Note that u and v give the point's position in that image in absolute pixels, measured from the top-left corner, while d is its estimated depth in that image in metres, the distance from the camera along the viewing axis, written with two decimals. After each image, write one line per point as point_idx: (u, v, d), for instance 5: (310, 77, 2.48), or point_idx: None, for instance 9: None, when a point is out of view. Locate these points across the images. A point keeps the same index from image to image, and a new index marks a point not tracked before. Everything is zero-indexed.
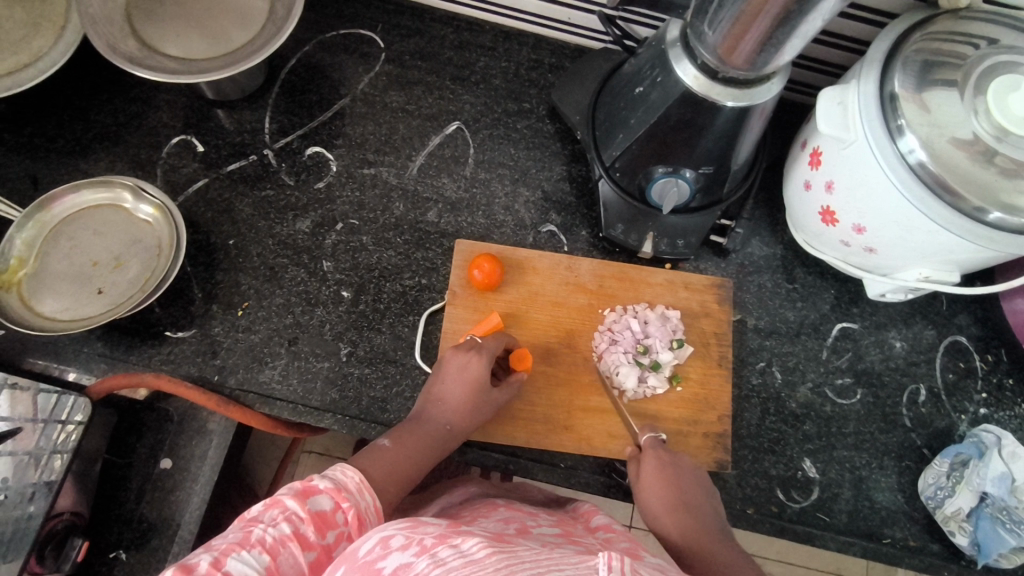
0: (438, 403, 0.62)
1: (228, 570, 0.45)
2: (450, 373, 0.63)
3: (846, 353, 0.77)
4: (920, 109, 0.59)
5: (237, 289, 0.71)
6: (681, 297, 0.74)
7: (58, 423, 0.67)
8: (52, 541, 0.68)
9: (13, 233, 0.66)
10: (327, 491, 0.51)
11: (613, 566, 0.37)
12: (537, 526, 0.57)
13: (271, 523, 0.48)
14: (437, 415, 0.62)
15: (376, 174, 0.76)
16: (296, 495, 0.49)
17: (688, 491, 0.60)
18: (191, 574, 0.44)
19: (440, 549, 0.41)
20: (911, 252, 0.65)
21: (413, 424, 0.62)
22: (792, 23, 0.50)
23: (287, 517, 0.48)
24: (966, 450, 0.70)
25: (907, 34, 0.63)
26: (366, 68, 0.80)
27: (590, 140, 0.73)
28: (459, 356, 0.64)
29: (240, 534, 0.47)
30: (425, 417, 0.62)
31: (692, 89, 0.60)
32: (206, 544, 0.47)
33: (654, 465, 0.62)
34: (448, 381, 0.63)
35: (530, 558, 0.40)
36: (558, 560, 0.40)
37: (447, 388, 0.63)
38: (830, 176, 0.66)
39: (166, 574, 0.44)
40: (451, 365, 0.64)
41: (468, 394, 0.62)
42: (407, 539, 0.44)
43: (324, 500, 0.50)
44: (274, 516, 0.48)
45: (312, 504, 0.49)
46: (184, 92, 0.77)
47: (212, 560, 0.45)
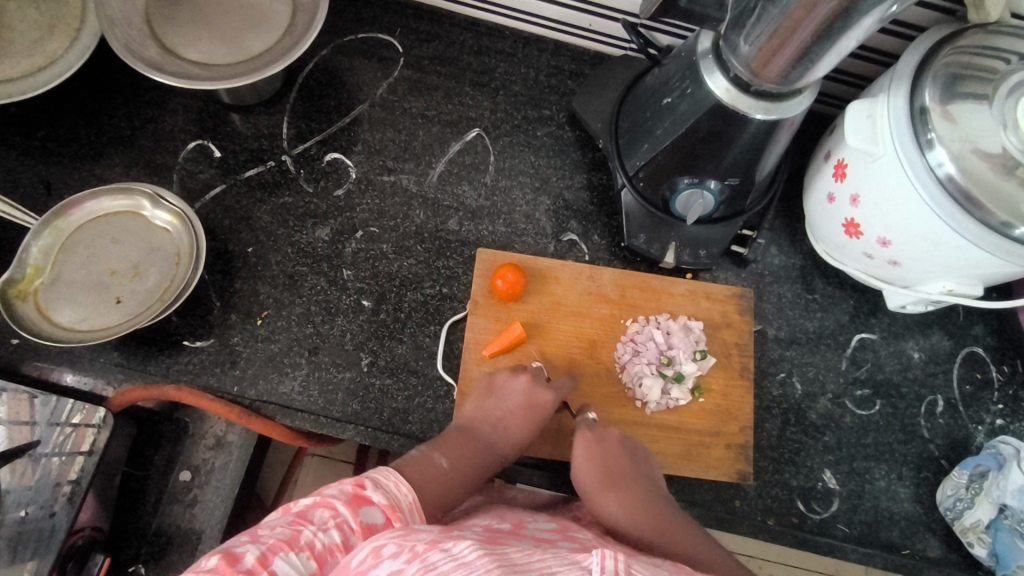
0: (500, 429, 0.63)
1: (275, 569, 0.45)
2: (521, 404, 0.64)
3: (865, 364, 0.77)
4: (948, 123, 0.59)
5: (257, 297, 0.70)
6: (702, 307, 0.74)
7: (57, 425, 0.66)
8: (74, 556, 0.67)
9: (29, 241, 0.64)
10: (381, 505, 0.51)
11: (606, 565, 0.39)
12: (533, 522, 0.58)
13: (321, 527, 0.48)
14: (497, 441, 0.63)
15: (396, 181, 0.75)
16: (349, 502, 0.49)
17: (624, 465, 0.63)
18: (237, 565, 0.44)
19: (431, 553, 0.41)
20: (936, 266, 0.65)
21: (467, 444, 0.62)
22: (832, 38, 0.49)
23: (338, 524, 0.48)
24: (984, 462, 0.70)
25: (936, 48, 0.62)
26: (384, 73, 0.79)
27: (614, 149, 0.73)
28: (535, 390, 0.64)
29: (289, 532, 0.47)
30: (480, 438, 0.62)
31: (722, 101, 0.59)
32: (251, 534, 0.47)
33: (585, 447, 0.63)
34: (519, 414, 0.63)
35: (524, 560, 0.41)
36: (551, 561, 0.41)
37: (516, 418, 0.63)
38: (855, 189, 0.66)
39: (213, 561, 0.44)
40: (523, 395, 0.64)
41: (526, 419, 0.63)
42: (398, 548, 0.43)
43: (376, 513, 0.50)
44: (326, 519, 0.48)
45: (364, 515, 0.49)
46: (200, 96, 0.76)
47: (260, 555, 0.45)
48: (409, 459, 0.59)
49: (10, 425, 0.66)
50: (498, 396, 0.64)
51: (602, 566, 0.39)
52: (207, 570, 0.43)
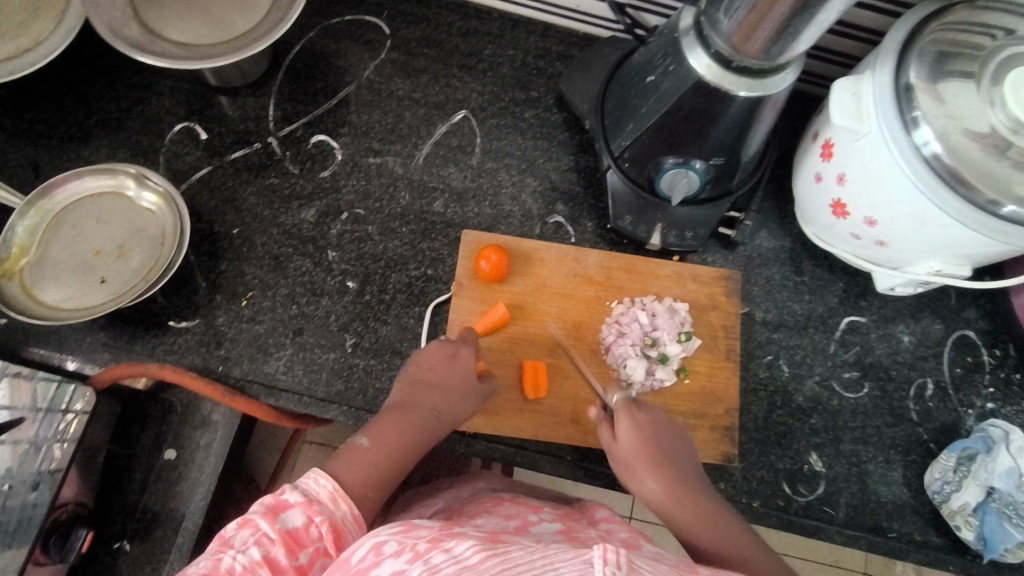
0: (424, 387, 0.61)
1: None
2: (434, 357, 0.63)
3: (854, 347, 0.76)
4: (935, 101, 0.58)
5: (242, 278, 0.70)
6: (688, 289, 0.74)
7: (58, 412, 0.67)
8: (57, 530, 0.68)
9: (14, 220, 0.65)
10: (297, 505, 0.50)
11: (608, 559, 0.35)
12: (537, 523, 0.56)
13: (241, 548, 0.48)
14: (426, 398, 0.61)
15: (381, 163, 0.75)
16: (266, 514, 0.49)
17: (669, 453, 0.60)
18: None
19: (433, 554, 0.40)
20: (923, 245, 0.64)
21: (395, 417, 0.60)
22: (810, 12, 0.49)
23: (257, 540, 0.48)
24: (972, 445, 0.70)
25: (922, 25, 0.61)
26: (371, 55, 0.79)
27: (599, 129, 0.72)
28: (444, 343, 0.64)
29: (210, 563, 0.48)
30: (409, 404, 0.60)
31: (705, 78, 0.59)
32: (182, 575, 0.47)
33: (633, 427, 0.60)
34: (432, 366, 0.62)
35: (525, 558, 0.38)
36: (551, 557, 0.38)
37: (434, 370, 0.62)
38: (841, 168, 0.66)
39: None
40: (435, 352, 0.63)
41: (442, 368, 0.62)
42: (400, 546, 0.42)
43: (295, 516, 0.50)
44: (245, 539, 0.48)
45: (282, 522, 0.49)
46: (187, 79, 0.76)
47: None
48: (339, 452, 0.58)
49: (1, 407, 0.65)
50: (416, 363, 0.63)
51: (604, 561, 0.35)
52: None
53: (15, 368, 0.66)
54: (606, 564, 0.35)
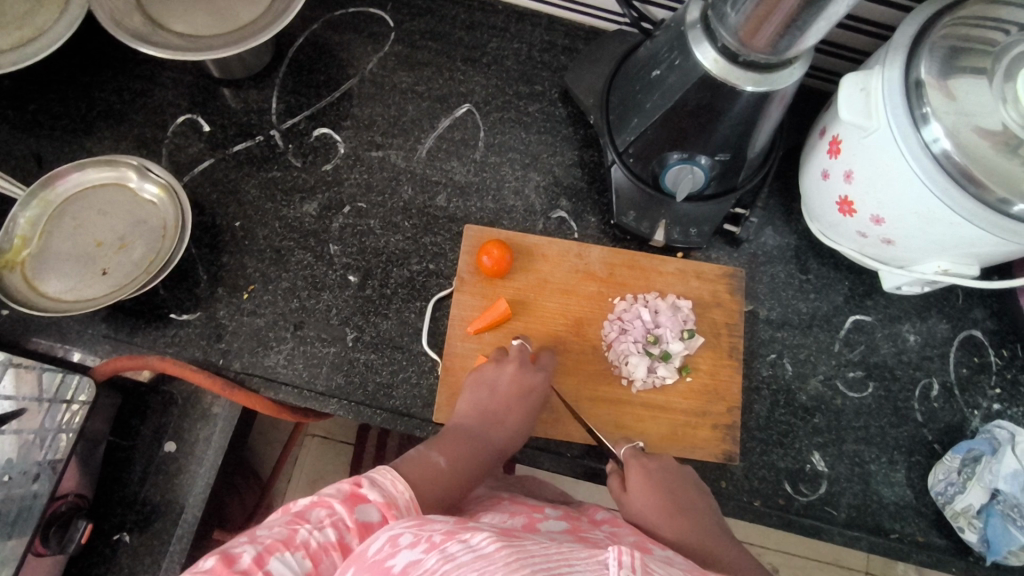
0: (494, 420, 0.62)
1: (270, 570, 0.45)
2: (511, 388, 0.63)
3: (858, 346, 0.76)
4: (945, 97, 0.57)
5: (243, 271, 0.70)
6: (692, 286, 0.73)
7: (63, 403, 0.67)
8: (57, 522, 0.68)
9: (16, 211, 0.65)
10: (376, 502, 0.50)
11: (623, 560, 0.36)
12: (544, 521, 0.57)
13: (316, 525, 0.47)
14: (494, 432, 0.62)
15: (384, 157, 0.75)
16: (345, 500, 0.49)
17: (683, 496, 0.59)
18: (233, 566, 0.44)
19: (449, 544, 0.40)
20: (931, 244, 0.63)
21: (466, 443, 0.60)
22: (818, 5, 0.48)
23: (334, 522, 0.47)
24: (978, 446, 0.69)
25: (934, 19, 0.60)
26: (375, 48, 0.79)
27: (604, 125, 0.72)
28: (522, 372, 0.64)
29: (285, 531, 0.47)
30: (478, 433, 0.62)
31: (711, 72, 0.58)
32: (250, 535, 0.47)
33: (642, 475, 0.60)
34: (506, 395, 0.63)
35: (541, 552, 0.39)
36: (568, 555, 0.38)
37: (509, 406, 0.63)
38: (849, 165, 0.65)
39: (210, 563, 0.44)
40: (507, 380, 0.63)
41: (515, 401, 0.63)
42: (415, 537, 0.42)
43: (372, 511, 0.49)
44: (321, 518, 0.48)
45: (360, 513, 0.48)
46: (190, 70, 0.76)
47: (255, 555, 0.45)
48: (411, 461, 0.58)
49: (12, 397, 0.66)
50: (489, 386, 0.63)
51: (619, 563, 0.36)
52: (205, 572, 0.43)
53: (20, 359, 0.67)
54: (620, 566, 0.35)
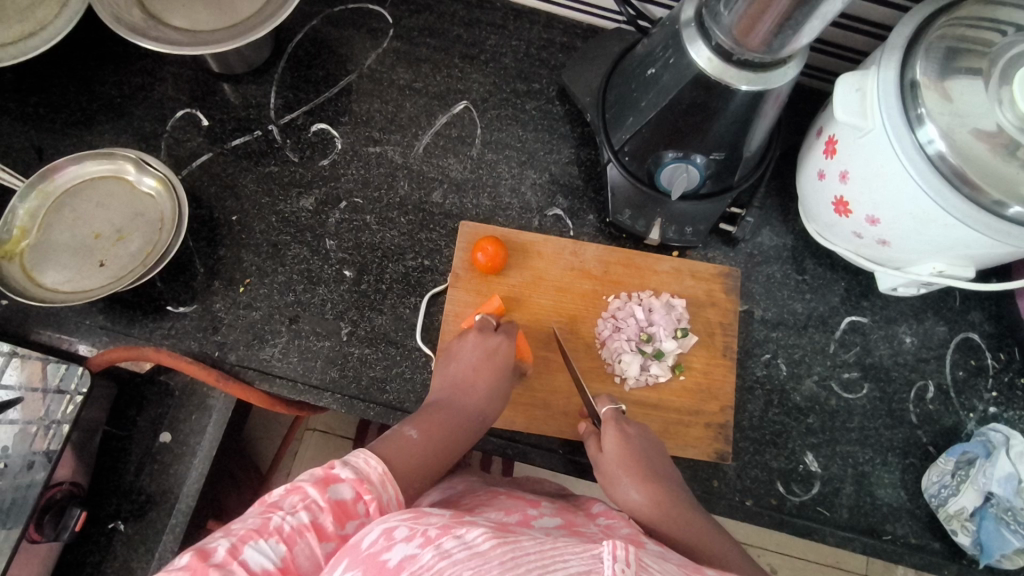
0: (466, 391, 0.62)
1: (245, 559, 0.45)
2: (477, 358, 0.64)
3: (854, 347, 0.75)
4: (941, 98, 0.57)
5: (239, 265, 0.70)
6: (687, 285, 0.73)
7: (65, 394, 0.68)
8: (51, 508, 0.69)
9: (16, 203, 0.66)
10: (349, 480, 0.49)
11: (617, 555, 0.37)
12: (538, 517, 0.56)
13: (290, 510, 0.47)
14: (469, 403, 0.62)
15: (381, 153, 0.75)
16: (317, 483, 0.48)
17: (655, 462, 0.60)
18: (209, 560, 0.44)
19: (445, 540, 0.40)
20: (925, 245, 0.63)
21: (438, 416, 0.60)
22: (811, 3, 0.48)
23: (307, 505, 0.47)
24: (972, 449, 0.69)
25: (932, 19, 0.60)
26: (374, 44, 0.79)
27: (600, 122, 0.72)
28: (488, 340, 0.65)
29: (259, 520, 0.47)
30: (452, 405, 0.61)
31: (705, 71, 0.58)
32: (224, 528, 0.47)
33: (620, 440, 0.60)
34: (478, 363, 0.64)
35: (536, 548, 0.39)
36: (562, 550, 0.39)
37: (477, 374, 0.63)
38: (844, 165, 0.65)
39: (185, 559, 0.44)
40: (478, 349, 0.64)
41: (486, 367, 0.63)
42: (411, 531, 0.42)
43: (345, 489, 0.48)
44: (294, 503, 0.47)
45: (333, 493, 0.48)
46: (190, 65, 0.76)
47: (231, 546, 0.45)
48: (383, 439, 0.57)
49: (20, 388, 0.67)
50: (457, 362, 0.64)
51: (614, 556, 0.37)
52: (180, 568, 0.44)
53: (24, 350, 0.68)
54: (614, 560, 0.36)
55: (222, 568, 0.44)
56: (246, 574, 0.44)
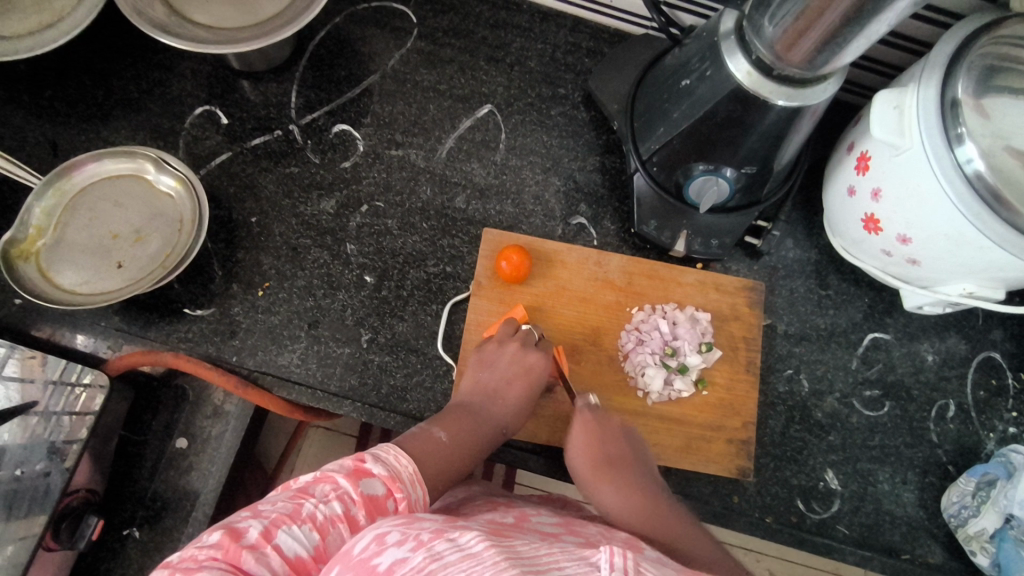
0: (499, 400, 0.62)
1: (278, 544, 0.44)
2: (514, 369, 0.63)
3: (876, 364, 0.75)
4: (981, 117, 0.56)
5: (259, 268, 0.69)
6: (711, 298, 0.72)
7: (67, 386, 0.66)
8: (68, 516, 0.68)
9: (32, 201, 0.64)
10: (381, 477, 0.49)
11: (615, 562, 0.37)
12: (537, 521, 0.54)
13: (322, 499, 0.46)
14: (498, 411, 0.62)
15: (403, 156, 0.74)
16: (349, 475, 0.48)
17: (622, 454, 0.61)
18: (240, 540, 0.43)
19: (437, 542, 0.38)
20: (957, 266, 0.62)
21: (468, 420, 0.60)
22: (861, 21, 0.46)
23: (339, 496, 0.46)
24: (992, 470, 0.68)
25: (973, 38, 0.59)
26: (397, 44, 0.77)
27: (628, 131, 0.70)
28: (528, 355, 0.64)
29: (291, 505, 0.46)
30: (482, 410, 0.61)
31: (743, 85, 0.57)
32: (253, 510, 0.46)
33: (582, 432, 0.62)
34: (513, 375, 0.63)
35: (532, 553, 0.39)
36: (558, 555, 0.39)
37: (513, 385, 0.62)
38: (877, 183, 0.64)
39: (215, 537, 0.43)
40: (515, 362, 0.63)
41: (520, 381, 0.62)
42: (403, 535, 0.40)
43: (377, 485, 0.48)
44: (327, 492, 0.47)
45: (365, 487, 0.47)
46: (210, 61, 0.74)
47: (263, 529, 0.44)
48: (411, 435, 0.56)
49: (18, 380, 0.67)
50: (492, 367, 0.63)
51: (611, 566, 0.36)
52: (211, 546, 0.42)
53: (25, 347, 0.67)
54: (610, 568, 0.36)
55: (255, 550, 0.43)
56: (280, 560, 0.43)
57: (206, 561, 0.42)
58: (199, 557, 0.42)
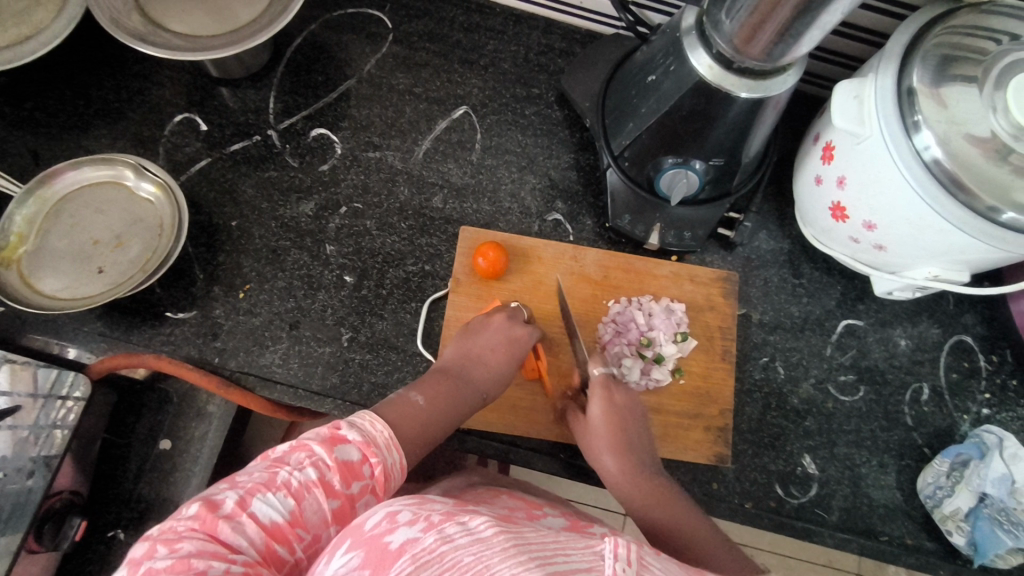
0: (481, 366, 0.63)
1: (253, 511, 0.44)
2: (499, 338, 0.64)
3: (850, 350, 0.76)
4: (937, 105, 0.57)
5: (239, 270, 0.70)
6: (686, 290, 0.74)
7: (57, 399, 0.68)
8: (51, 518, 0.69)
9: (13, 209, 0.65)
10: (356, 442, 0.49)
11: (619, 554, 0.36)
12: (545, 516, 0.54)
13: (297, 467, 0.47)
14: (479, 378, 0.63)
15: (381, 158, 0.75)
16: (324, 442, 0.48)
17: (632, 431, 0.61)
18: (216, 511, 0.44)
19: (448, 525, 0.39)
20: (921, 250, 0.64)
21: (448, 385, 0.60)
22: (812, 14, 0.48)
23: (313, 462, 0.47)
24: (966, 450, 0.70)
25: (927, 29, 0.61)
26: (373, 49, 0.79)
27: (600, 128, 0.72)
28: (513, 327, 0.65)
29: (266, 475, 0.46)
30: (463, 376, 0.62)
31: (705, 79, 0.58)
32: (230, 482, 0.46)
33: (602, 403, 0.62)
34: (499, 343, 0.64)
35: (537, 539, 0.39)
36: (565, 545, 0.39)
37: (496, 353, 0.64)
38: (842, 171, 0.65)
39: (193, 509, 0.44)
40: (501, 332, 0.65)
41: (505, 350, 0.64)
42: (414, 515, 0.41)
43: (352, 451, 0.48)
44: (301, 459, 0.47)
45: (340, 453, 0.48)
46: (188, 69, 0.76)
47: (238, 499, 0.45)
48: (387, 402, 0.56)
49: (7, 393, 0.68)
50: (477, 335, 0.65)
51: (615, 556, 0.36)
52: (189, 518, 0.43)
53: (16, 355, 0.68)
54: (615, 558, 0.36)
55: (231, 520, 0.44)
56: (256, 526, 0.44)
57: (185, 533, 0.43)
58: (179, 529, 0.43)
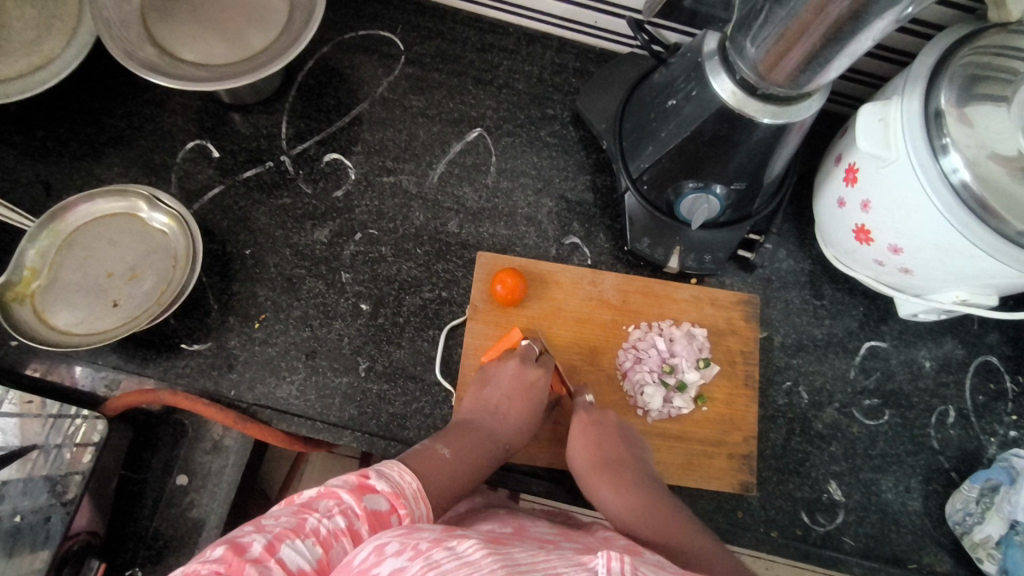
0: (500, 418, 0.62)
1: (282, 557, 0.43)
2: (514, 385, 0.63)
3: (874, 373, 0.75)
4: (965, 127, 0.56)
5: (255, 300, 0.69)
6: (706, 313, 0.73)
7: (67, 417, 0.67)
8: (70, 560, 0.67)
9: (25, 244, 0.64)
10: (385, 492, 0.49)
11: (612, 567, 0.36)
12: (535, 526, 0.54)
13: (325, 514, 0.46)
14: (501, 428, 0.62)
15: (396, 183, 0.74)
16: (353, 490, 0.47)
17: (622, 456, 0.62)
18: (244, 555, 0.43)
19: (435, 551, 0.38)
20: (949, 274, 0.62)
21: (471, 436, 0.60)
22: (841, 41, 0.47)
23: (343, 510, 0.46)
24: (995, 476, 0.67)
25: (951, 51, 0.59)
26: (385, 71, 0.78)
27: (618, 151, 0.71)
28: (527, 370, 0.63)
29: (294, 520, 0.46)
30: (483, 430, 0.61)
31: (728, 104, 0.57)
32: (256, 525, 0.45)
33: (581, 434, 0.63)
34: (513, 389, 0.63)
35: (528, 560, 0.38)
36: (555, 563, 0.38)
37: (514, 401, 0.62)
38: (866, 194, 0.64)
39: (219, 552, 0.43)
40: (512, 377, 0.63)
41: (520, 396, 0.62)
42: (401, 545, 0.40)
43: (380, 500, 0.48)
44: (330, 507, 0.46)
45: (369, 502, 0.47)
46: (200, 95, 0.75)
47: (266, 543, 0.44)
48: (414, 453, 0.56)
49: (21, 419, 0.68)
50: (493, 383, 0.63)
51: (608, 569, 0.36)
52: (213, 561, 0.42)
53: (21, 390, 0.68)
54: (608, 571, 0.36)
55: (258, 564, 0.42)
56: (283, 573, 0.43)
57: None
58: (202, 571, 0.41)
